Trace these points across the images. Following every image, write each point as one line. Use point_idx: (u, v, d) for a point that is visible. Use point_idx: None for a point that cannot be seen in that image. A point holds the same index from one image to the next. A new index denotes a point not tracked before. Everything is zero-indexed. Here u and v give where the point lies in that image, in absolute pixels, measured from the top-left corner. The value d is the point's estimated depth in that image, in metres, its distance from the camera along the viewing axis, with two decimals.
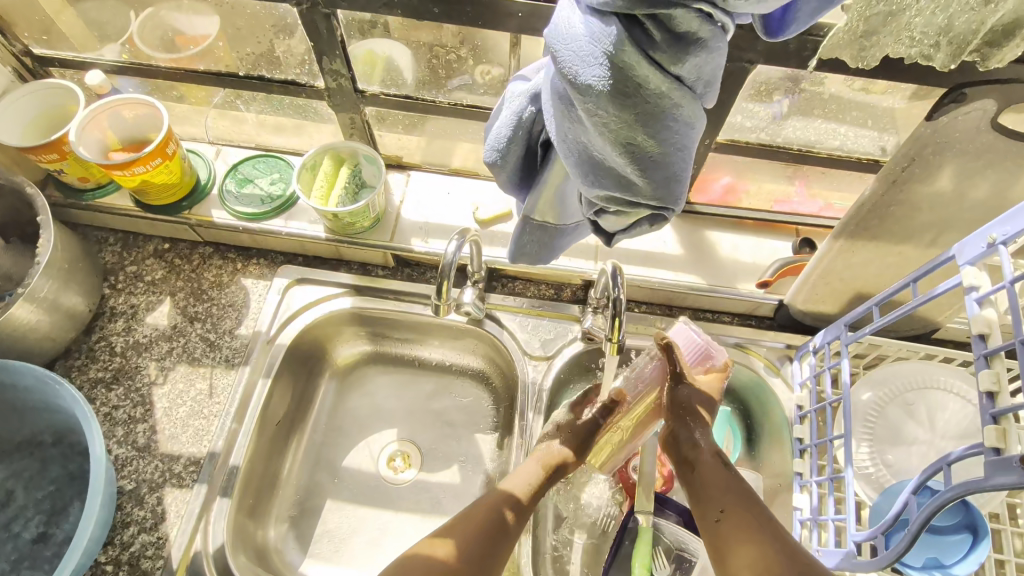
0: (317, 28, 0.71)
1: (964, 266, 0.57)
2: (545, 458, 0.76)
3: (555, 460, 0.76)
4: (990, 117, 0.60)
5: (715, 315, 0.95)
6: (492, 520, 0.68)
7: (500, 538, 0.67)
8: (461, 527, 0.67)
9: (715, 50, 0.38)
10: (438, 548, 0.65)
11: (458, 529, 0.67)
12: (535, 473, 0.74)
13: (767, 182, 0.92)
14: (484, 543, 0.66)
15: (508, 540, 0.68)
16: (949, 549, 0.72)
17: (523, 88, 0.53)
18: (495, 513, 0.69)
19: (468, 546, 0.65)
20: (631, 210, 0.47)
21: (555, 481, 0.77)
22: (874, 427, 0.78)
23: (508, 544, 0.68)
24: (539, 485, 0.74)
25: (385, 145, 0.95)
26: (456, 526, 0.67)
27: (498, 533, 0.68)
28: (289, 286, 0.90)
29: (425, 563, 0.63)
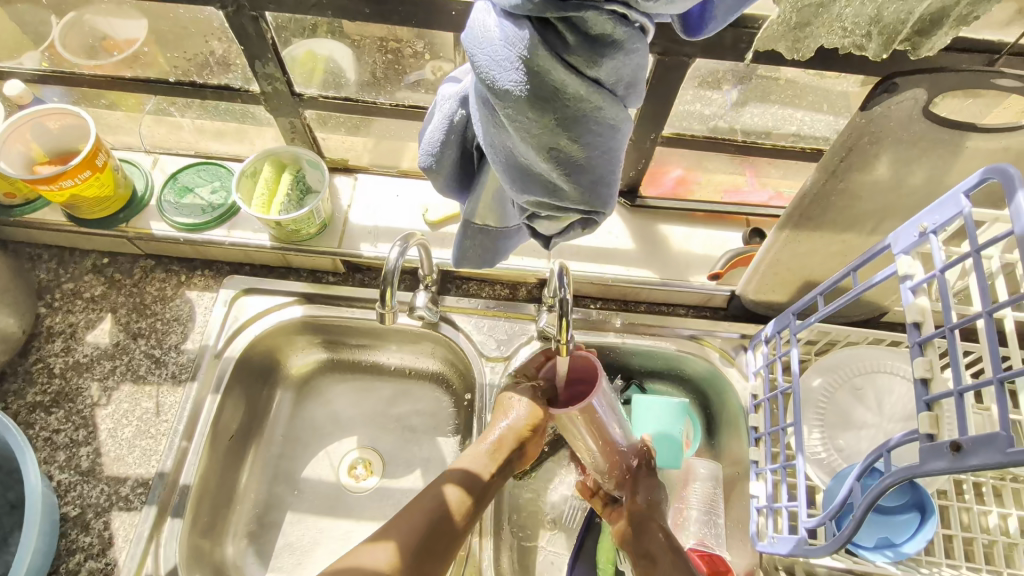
0: (246, 31, 0.68)
1: (899, 255, 0.57)
2: (499, 446, 0.74)
3: (509, 442, 0.74)
4: (921, 106, 0.61)
5: (671, 308, 0.96)
6: (435, 526, 0.67)
7: (441, 543, 0.67)
8: (405, 526, 0.67)
9: (634, 51, 0.37)
10: (376, 550, 0.64)
11: (400, 530, 0.66)
12: (483, 455, 0.73)
13: (715, 173, 0.92)
14: (425, 548, 0.66)
15: (450, 541, 0.67)
16: (900, 528, 0.73)
17: (453, 91, 0.51)
18: (443, 510, 0.68)
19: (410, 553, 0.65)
20: (561, 215, 0.47)
21: (509, 466, 0.75)
22: (824, 413, 0.79)
23: (448, 549, 0.67)
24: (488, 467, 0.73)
25: (330, 149, 0.92)
26: (399, 526, 0.67)
27: (442, 534, 0.67)
28: (236, 297, 0.87)
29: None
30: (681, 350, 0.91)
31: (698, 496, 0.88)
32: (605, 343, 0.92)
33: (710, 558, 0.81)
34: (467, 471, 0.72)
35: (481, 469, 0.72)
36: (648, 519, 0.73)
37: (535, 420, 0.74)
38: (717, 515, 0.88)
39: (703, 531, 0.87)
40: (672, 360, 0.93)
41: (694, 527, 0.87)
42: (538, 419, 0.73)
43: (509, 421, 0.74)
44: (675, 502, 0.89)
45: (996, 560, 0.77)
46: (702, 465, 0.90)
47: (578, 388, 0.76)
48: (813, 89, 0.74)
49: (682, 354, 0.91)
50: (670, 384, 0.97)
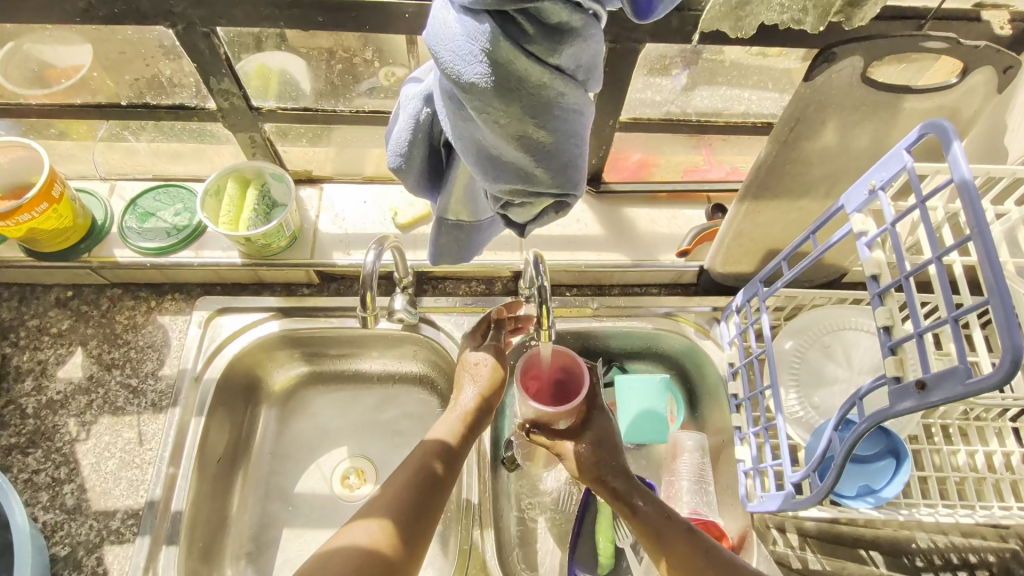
0: (198, 47, 0.68)
1: (852, 214, 0.60)
2: (467, 409, 0.76)
3: (474, 405, 0.76)
4: (858, 73, 0.64)
5: (643, 288, 0.98)
6: (416, 497, 0.67)
7: (425, 506, 0.68)
8: (389, 501, 0.67)
9: (590, 37, 0.39)
10: (363, 527, 0.64)
11: (386, 505, 0.66)
12: (456, 423, 0.75)
13: (673, 154, 0.95)
14: (409, 514, 0.66)
15: (426, 510, 0.67)
16: (878, 474, 0.78)
17: (416, 90, 0.52)
18: (421, 478, 0.69)
19: (391, 521, 0.65)
20: (534, 200, 0.48)
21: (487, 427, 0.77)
22: (798, 373, 0.83)
23: (431, 515, 0.68)
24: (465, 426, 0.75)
25: (292, 161, 0.92)
26: (381, 502, 0.67)
27: (420, 501, 0.67)
28: (211, 317, 0.86)
29: (359, 553, 0.61)
30: (658, 328, 0.94)
31: (688, 467, 0.91)
32: (584, 328, 0.94)
33: (705, 524, 0.84)
34: (436, 441, 0.72)
35: (457, 423, 0.75)
36: (604, 453, 0.75)
37: (497, 375, 0.78)
38: (707, 484, 0.90)
39: (696, 502, 0.89)
40: (650, 339, 0.96)
41: (687, 498, 0.89)
42: (500, 375, 0.77)
43: (476, 377, 0.77)
44: (667, 476, 0.92)
45: (969, 495, 0.81)
46: (688, 438, 0.92)
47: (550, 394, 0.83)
48: (761, 69, 0.77)
49: (659, 331, 0.94)
50: (650, 362, 1.01)
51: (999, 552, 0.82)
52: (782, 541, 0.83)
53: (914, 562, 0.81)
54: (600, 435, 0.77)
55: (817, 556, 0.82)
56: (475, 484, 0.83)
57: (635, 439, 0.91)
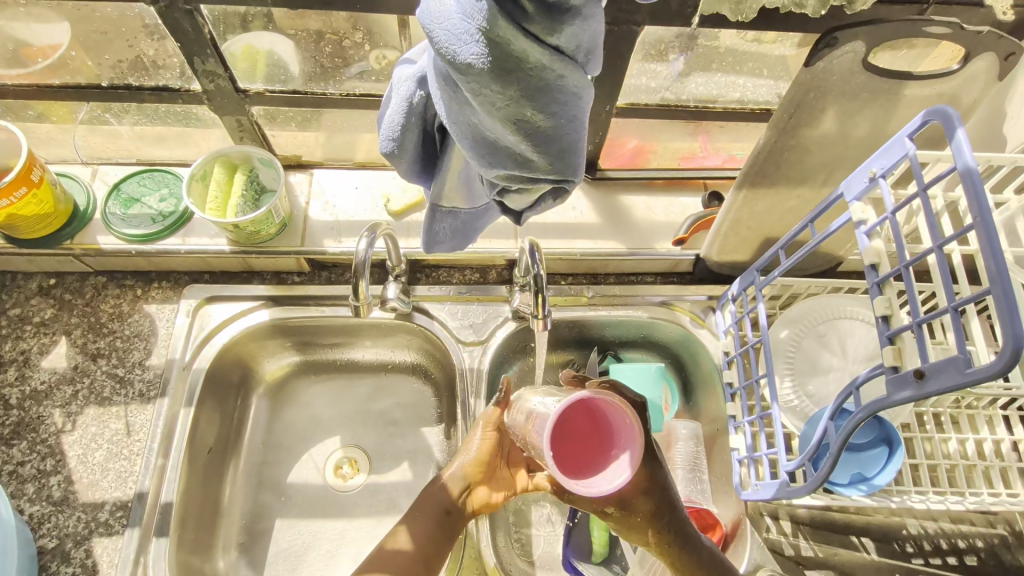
0: (181, 26, 0.65)
1: (852, 202, 0.59)
2: (454, 483, 0.72)
3: (458, 482, 0.72)
4: (860, 58, 0.63)
5: (639, 277, 0.98)
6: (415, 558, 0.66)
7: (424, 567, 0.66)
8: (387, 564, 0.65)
9: (591, 17, 0.37)
10: None
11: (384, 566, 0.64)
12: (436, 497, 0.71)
13: (670, 141, 0.94)
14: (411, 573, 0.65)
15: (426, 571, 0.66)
16: (871, 463, 0.78)
17: (409, 72, 0.51)
18: (417, 539, 0.67)
19: None
20: (531, 186, 0.46)
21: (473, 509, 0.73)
22: (793, 362, 0.83)
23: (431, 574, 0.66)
24: (445, 502, 0.71)
25: (280, 145, 0.90)
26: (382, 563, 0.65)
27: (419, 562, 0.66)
28: (199, 306, 0.84)
29: None
30: (653, 317, 0.93)
31: (682, 456, 0.91)
32: (578, 317, 0.93)
33: (700, 513, 0.84)
34: (427, 505, 0.70)
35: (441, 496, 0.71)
36: (660, 511, 0.68)
37: (486, 452, 0.74)
38: (702, 472, 0.91)
39: (690, 490, 0.89)
40: (646, 328, 0.95)
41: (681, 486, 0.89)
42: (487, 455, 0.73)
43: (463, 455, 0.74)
44: None
45: (959, 482, 0.82)
46: (682, 426, 0.93)
47: (588, 422, 0.64)
48: (761, 54, 0.76)
49: (655, 320, 0.94)
50: (645, 351, 1.00)
51: (987, 538, 0.83)
52: (775, 529, 0.83)
53: (905, 548, 0.82)
54: (657, 487, 0.68)
55: (810, 543, 0.82)
56: None
57: None
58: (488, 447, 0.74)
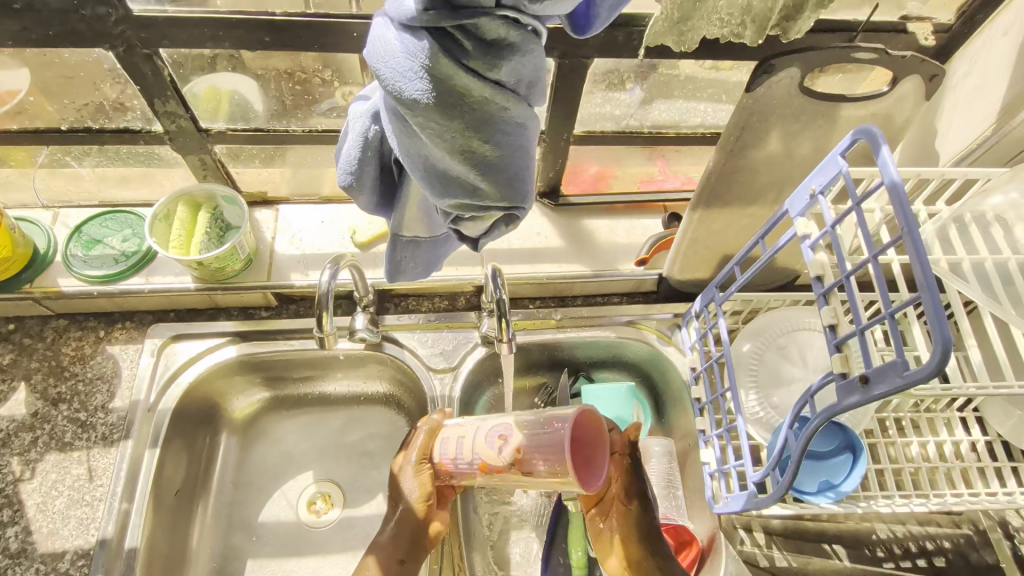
0: (141, 70, 0.66)
1: (796, 218, 0.62)
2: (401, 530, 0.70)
3: (406, 526, 0.70)
4: (797, 83, 0.67)
5: (606, 298, 1.00)
6: None
7: None
8: None
9: (530, 52, 0.39)
10: None
11: None
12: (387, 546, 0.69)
13: (629, 167, 0.97)
14: None
15: None
16: (838, 470, 0.80)
17: (364, 108, 0.52)
18: None
19: None
20: (484, 214, 0.48)
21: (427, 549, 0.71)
22: (757, 374, 0.85)
23: None
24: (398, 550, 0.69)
25: (245, 182, 0.90)
26: None
27: None
28: (165, 345, 0.83)
29: None
30: (621, 337, 0.95)
31: (656, 473, 0.91)
32: (548, 339, 0.94)
33: (676, 530, 0.85)
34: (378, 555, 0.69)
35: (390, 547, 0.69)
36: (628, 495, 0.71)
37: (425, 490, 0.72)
38: (676, 488, 0.91)
39: (667, 506, 0.88)
40: (615, 347, 0.97)
41: (657, 505, 0.88)
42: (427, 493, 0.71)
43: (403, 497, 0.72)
44: None
45: (923, 484, 0.84)
46: (655, 443, 0.93)
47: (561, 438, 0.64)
48: (707, 81, 0.80)
49: (623, 339, 0.95)
50: (616, 370, 1.02)
51: (953, 538, 0.85)
52: (749, 541, 0.85)
53: (876, 552, 0.83)
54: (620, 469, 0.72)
55: (783, 553, 0.83)
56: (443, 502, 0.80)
57: None
58: (425, 484, 0.72)
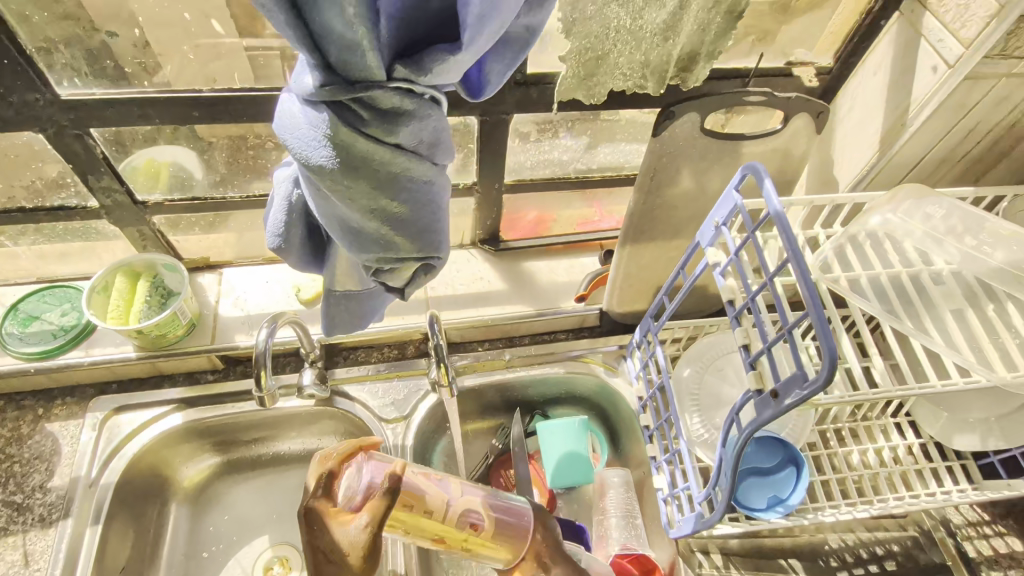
0: (72, 149, 0.69)
1: (706, 248, 0.66)
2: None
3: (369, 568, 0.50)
4: (698, 126, 0.72)
5: (553, 335, 1.03)
6: None
7: None
8: None
9: (427, 117, 0.42)
10: None
11: None
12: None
13: (565, 209, 1.02)
14: None
15: None
16: (783, 484, 0.82)
17: (287, 175, 0.55)
18: None
19: None
20: (403, 265, 0.51)
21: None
22: (699, 398, 0.88)
23: None
24: None
25: (187, 249, 0.92)
26: None
27: None
28: (107, 417, 0.82)
29: None
30: (570, 372, 0.97)
31: (615, 504, 0.92)
32: (499, 380, 0.96)
33: (638, 559, 0.85)
34: None
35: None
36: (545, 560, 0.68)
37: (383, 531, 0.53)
38: (636, 518, 0.92)
39: (627, 536, 0.89)
40: (566, 383, 0.99)
41: (616, 535, 0.89)
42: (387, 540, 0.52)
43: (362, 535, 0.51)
44: (597, 516, 0.93)
45: (867, 491, 0.87)
46: (614, 474, 0.94)
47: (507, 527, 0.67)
48: (623, 127, 0.86)
49: (572, 374, 0.98)
50: (571, 406, 1.04)
51: (901, 541, 0.88)
52: (707, 563, 0.85)
53: (830, 562, 0.86)
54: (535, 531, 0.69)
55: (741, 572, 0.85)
56: (401, 554, 0.80)
57: (554, 486, 0.93)
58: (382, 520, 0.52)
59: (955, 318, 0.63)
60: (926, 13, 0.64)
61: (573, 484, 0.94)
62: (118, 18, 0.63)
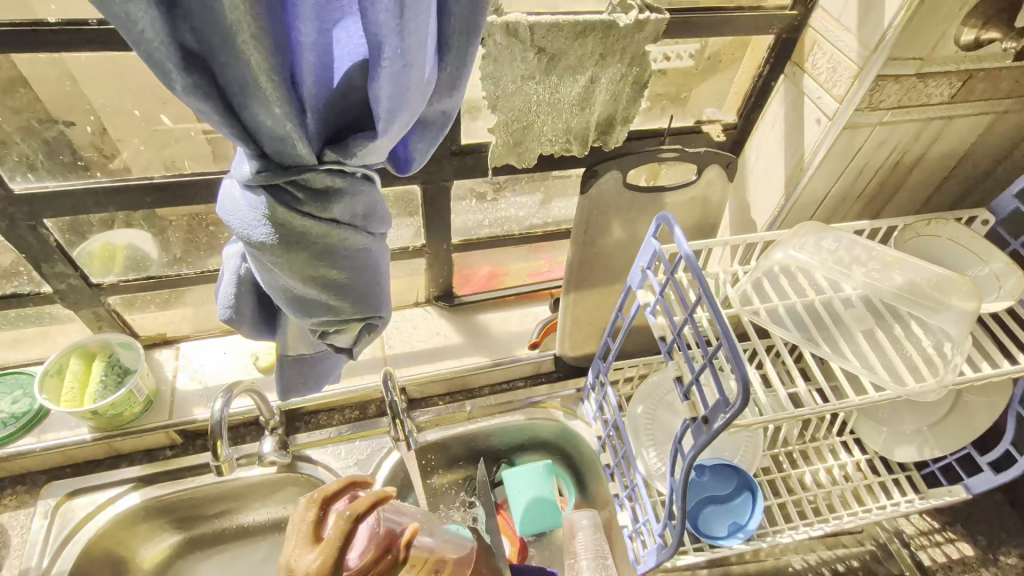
0: (25, 239, 0.71)
1: (637, 289, 0.72)
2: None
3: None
4: (621, 181, 0.79)
5: (511, 384, 1.06)
6: None
7: None
8: None
9: (359, 192, 0.47)
10: None
11: None
12: None
13: (515, 263, 1.07)
14: None
15: None
16: (740, 510, 0.85)
17: (235, 250, 0.59)
18: None
19: None
20: (348, 326, 0.54)
21: None
22: (653, 432, 0.91)
23: None
24: None
25: (144, 326, 0.93)
26: None
27: None
28: (61, 503, 0.81)
29: None
30: (531, 418, 1.00)
31: (585, 545, 0.92)
32: (462, 432, 0.98)
33: None
34: None
35: None
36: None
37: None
38: (606, 558, 0.92)
39: None
40: (527, 430, 1.02)
41: None
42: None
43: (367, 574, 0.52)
44: (568, 559, 0.93)
45: (823, 510, 0.90)
46: (582, 517, 0.95)
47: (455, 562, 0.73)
48: (560, 185, 0.92)
49: (533, 421, 1.00)
50: (535, 452, 1.05)
51: (860, 556, 0.91)
52: None
53: None
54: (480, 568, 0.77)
55: None
56: None
57: (523, 534, 0.94)
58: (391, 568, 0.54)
59: (867, 339, 0.69)
60: (805, 75, 0.73)
61: (542, 529, 0.95)
62: (69, 116, 0.67)
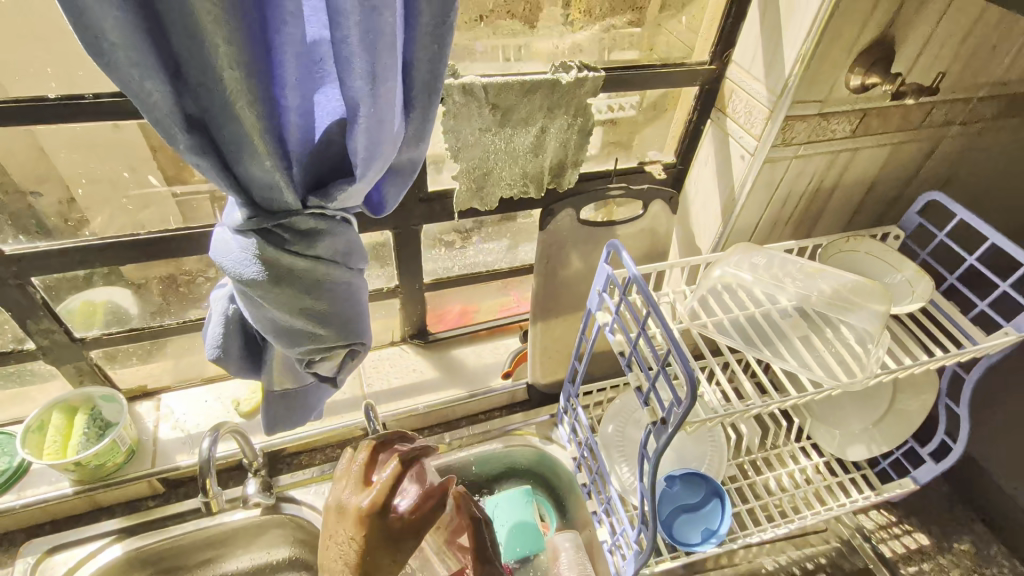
0: (13, 298, 0.75)
1: (595, 311, 0.78)
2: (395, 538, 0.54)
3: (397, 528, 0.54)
4: (575, 217, 0.89)
5: (488, 413, 1.11)
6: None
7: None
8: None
9: (339, 232, 0.53)
10: None
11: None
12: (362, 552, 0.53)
13: (485, 300, 1.13)
14: None
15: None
16: (712, 517, 0.90)
17: (223, 293, 0.64)
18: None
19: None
20: (331, 352, 0.59)
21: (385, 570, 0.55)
22: (624, 449, 0.96)
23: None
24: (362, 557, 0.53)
25: (125, 379, 0.95)
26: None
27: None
28: (41, 560, 0.82)
29: None
30: (508, 446, 1.04)
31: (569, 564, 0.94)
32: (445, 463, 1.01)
33: None
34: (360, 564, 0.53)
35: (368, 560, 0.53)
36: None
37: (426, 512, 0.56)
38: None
39: None
40: (505, 457, 1.06)
41: None
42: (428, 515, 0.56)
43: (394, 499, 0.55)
44: None
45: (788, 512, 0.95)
46: (564, 538, 0.98)
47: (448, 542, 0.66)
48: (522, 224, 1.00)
49: (510, 448, 1.04)
50: (515, 480, 1.08)
51: (826, 554, 0.96)
52: None
53: None
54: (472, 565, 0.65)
55: None
56: None
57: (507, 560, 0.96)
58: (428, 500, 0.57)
59: (804, 343, 0.76)
60: (727, 119, 0.83)
61: (525, 554, 0.97)
62: (59, 180, 0.72)
